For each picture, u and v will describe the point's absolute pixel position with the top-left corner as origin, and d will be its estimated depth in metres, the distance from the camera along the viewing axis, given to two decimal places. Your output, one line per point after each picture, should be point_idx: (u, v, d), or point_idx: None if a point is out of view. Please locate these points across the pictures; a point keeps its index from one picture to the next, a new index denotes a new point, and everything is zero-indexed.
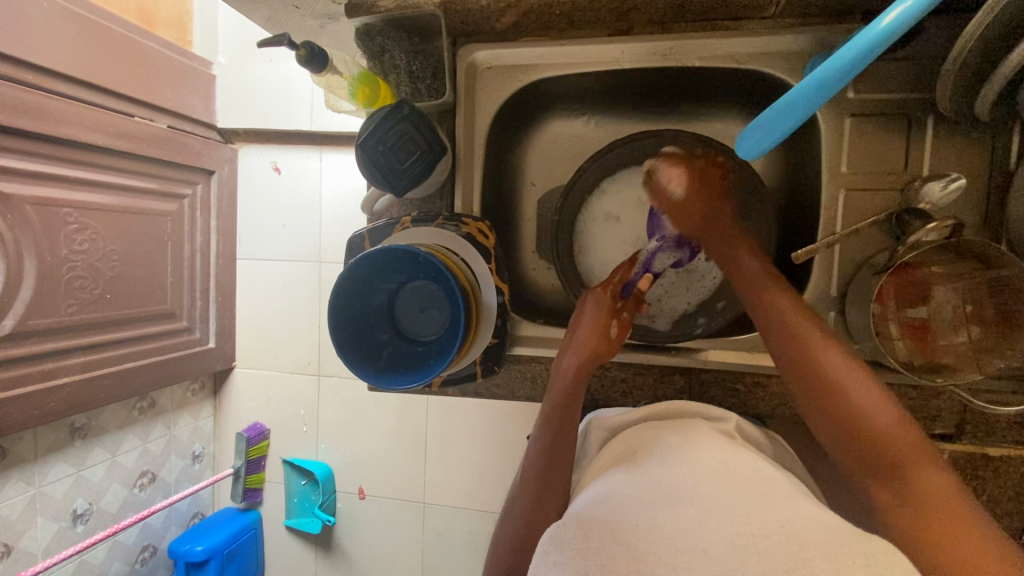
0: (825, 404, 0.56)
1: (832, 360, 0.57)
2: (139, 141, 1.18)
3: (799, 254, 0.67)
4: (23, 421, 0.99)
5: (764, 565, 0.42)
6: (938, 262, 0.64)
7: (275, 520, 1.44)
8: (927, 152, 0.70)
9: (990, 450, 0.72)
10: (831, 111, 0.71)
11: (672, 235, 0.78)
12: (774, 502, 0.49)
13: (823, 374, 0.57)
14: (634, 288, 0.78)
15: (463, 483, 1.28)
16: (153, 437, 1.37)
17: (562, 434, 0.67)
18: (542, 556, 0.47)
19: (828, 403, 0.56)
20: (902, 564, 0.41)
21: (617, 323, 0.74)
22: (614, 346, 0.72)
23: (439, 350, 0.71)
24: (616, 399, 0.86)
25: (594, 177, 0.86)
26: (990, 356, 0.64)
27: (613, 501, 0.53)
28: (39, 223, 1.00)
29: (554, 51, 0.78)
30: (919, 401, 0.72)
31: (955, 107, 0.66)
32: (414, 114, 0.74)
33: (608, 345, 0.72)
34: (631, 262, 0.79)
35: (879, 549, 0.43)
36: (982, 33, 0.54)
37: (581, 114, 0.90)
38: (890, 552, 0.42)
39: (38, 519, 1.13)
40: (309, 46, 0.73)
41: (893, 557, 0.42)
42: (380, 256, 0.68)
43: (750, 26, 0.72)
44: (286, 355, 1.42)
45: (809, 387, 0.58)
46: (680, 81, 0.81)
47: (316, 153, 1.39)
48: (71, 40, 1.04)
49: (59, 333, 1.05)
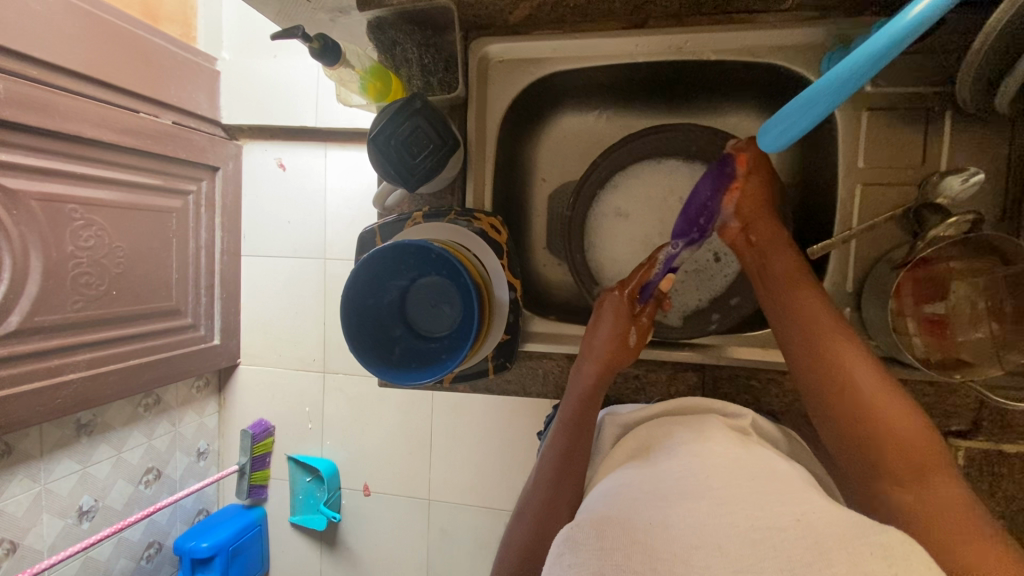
0: (847, 408, 0.56)
1: (855, 363, 0.57)
2: (144, 137, 1.17)
3: (814, 250, 0.66)
4: (28, 418, 0.98)
5: (783, 560, 0.42)
6: (956, 257, 0.64)
7: (279, 516, 1.44)
8: (946, 146, 0.69)
9: (1006, 446, 0.72)
10: (847, 106, 0.71)
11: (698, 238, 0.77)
12: (789, 497, 0.49)
13: (846, 375, 0.57)
14: (654, 289, 0.77)
15: (469, 480, 1.27)
16: (159, 433, 1.37)
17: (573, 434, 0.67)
18: (557, 557, 0.47)
19: (849, 406, 0.56)
20: (922, 559, 0.41)
21: (636, 331, 0.74)
22: (630, 354, 0.74)
23: (452, 345, 0.71)
24: (628, 395, 0.85)
25: (605, 175, 0.85)
26: (1010, 351, 0.63)
27: (629, 498, 0.52)
28: (45, 219, 1.00)
29: (566, 44, 0.77)
30: (934, 396, 0.72)
31: (976, 101, 0.65)
32: (426, 108, 0.73)
33: (624, 354, 0.73)
34: (652, 261, 0.78)
35: (897, 542, 0.43)
36: (1002, 26, 0.53)
37: (592, 109, 0.89)
38: (908, 544, 0.42)
39: (44, 515, 1.13)
40: (322, 39, 0.72)
41: (910, 550, 0.42)
42: (393, 251, 0.67)
43: (767, 19, 0.71)
44: (291, 351, 1.42)
45: (832, 389, 0.57)
46: (693, 74, 0.80)
47: (321, 150, 1.38)
48: (76, 35, 1.04)
49: (64, 330, 1.04)
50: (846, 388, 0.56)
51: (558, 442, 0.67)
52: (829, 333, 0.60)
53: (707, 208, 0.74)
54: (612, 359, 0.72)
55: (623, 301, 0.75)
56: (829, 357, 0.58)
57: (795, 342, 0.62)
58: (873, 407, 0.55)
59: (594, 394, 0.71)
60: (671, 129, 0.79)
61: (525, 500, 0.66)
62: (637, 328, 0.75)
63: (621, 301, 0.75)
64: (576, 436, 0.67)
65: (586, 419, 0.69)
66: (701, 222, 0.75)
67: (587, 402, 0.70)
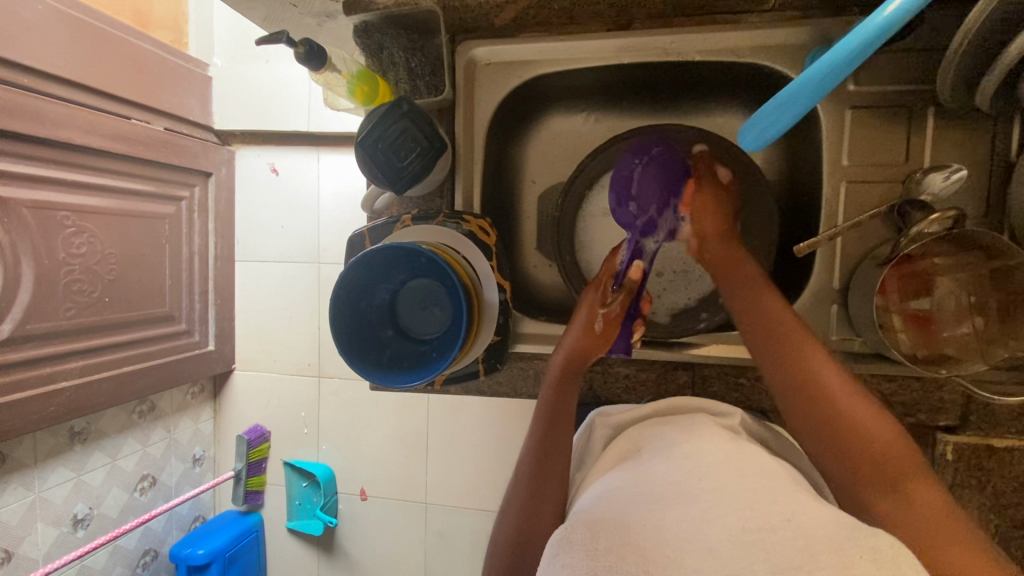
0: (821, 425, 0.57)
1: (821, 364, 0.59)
2: (136, 143, 1.17)
3: (801, 247, 0.67)
4: (21, 426, 0.98)
5: (773, 562, 0.42)
6: (942, 253, 0.64)
7: (276, 522, 1.44)
8: (928, 143, 0.70)
9: (994, 441, 0.71)
10: (831, 103, 0.72)
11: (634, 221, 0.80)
12: (781, 496, 0.50)
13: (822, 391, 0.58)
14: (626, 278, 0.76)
15: (464, 482, 1.27)
16: (154, 440, 1.36)
17: (557, 438, 0.67)
18: (551, 559, 0.47)
19: (829, 419, 0.57)
20: (913, 562, 0.42)
21: (603, 316, 0.73)
22: (602, 340, 0.73)
23: (443, 346, 0.70)
24: (619, 395, 0.85)
25: (594, 174, 0.85)
26: (994, 346, 0.64)
27: (619, 501, 0.53)
28: (37, 227, 1.00)
29: (552, 47, 0.78)
30: (921, 391, 0.72)
31: (956, 99, 0.66)
32: (413, 110, 0.74)
33: (596, 347, 0.73)
34: (615, 252, 0.78)
35: (890, 545, 0.43)
36: (990, 13, 0.52)
37: (581, 110, 0.89)
38: (901, 549, 0.43)
39: (38, 524, 1.13)
40: (307, 42, 0.73)
41: (902, 552, 0.43)
42: (382, 254, 0.67)
43: (750, 20, 0.71)
44: (286, 356, 1.41)
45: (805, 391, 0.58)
46: (680, 75, 0.81)
47: (314, 154, 1.39)
48: (65, 43, 1.03)
49: (57, 337, 1.04)
50: (822, 399, 0.57)
51: (534, 439, 0.67)
52: (804, 347, 0.61)
53: (636, 193, 0.81)
54: (580, 350, 0.72)
55: (593, 292, 0.75)
56: (805, 374, 0.59)
57: (766, 346, 0.63)
58: (850, 418, 0.56)
59: (563, 387, 0.70)
60: (659, 130, 0.79)
61: (509, 490, 0.67)
62: (600, 315, 0.73)
63: (591, 292, 0.76)
64: (550, 434, 0.67)
65: (557, 418, 0.68)
66: (631, 207, 0.81)
67: (554, 406, 0.69)
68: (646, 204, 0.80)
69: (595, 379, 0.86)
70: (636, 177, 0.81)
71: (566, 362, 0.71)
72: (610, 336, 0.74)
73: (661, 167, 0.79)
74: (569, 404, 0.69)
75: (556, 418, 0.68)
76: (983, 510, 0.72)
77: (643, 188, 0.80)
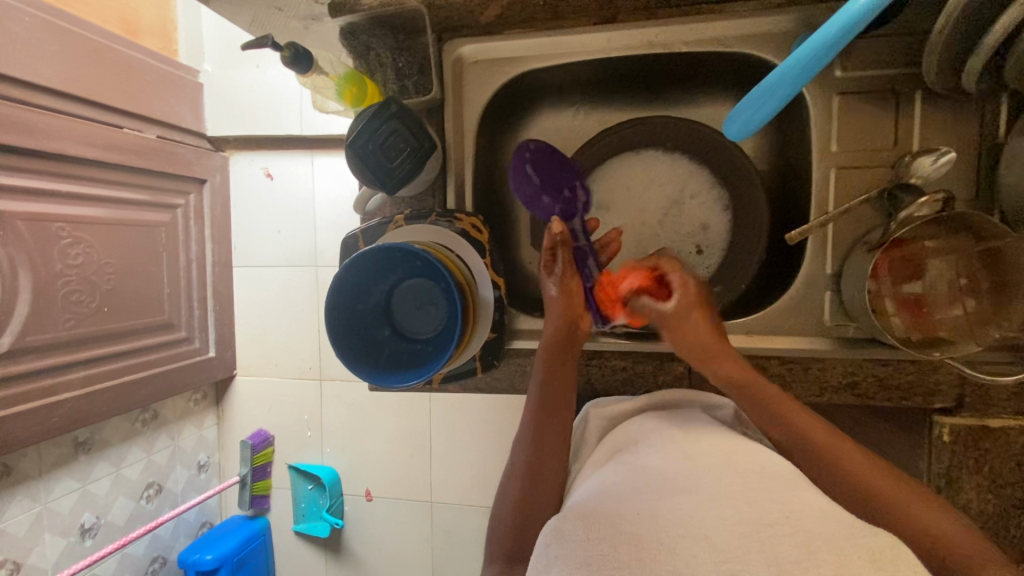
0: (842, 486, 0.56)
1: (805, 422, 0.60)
2: (129, 153, 1.17)
3: (791, 235, 0.68)
4: (25, 438, 0.99)
5: (770, 555, 0.42)
6: (931, 237, 0.65)
7: (283, 524, 1.45)
8: (916, 124, 0.70)
9: (990, 421, 0.71)
10: (818, 89, 0.72)
11: (543, 203, 0.79)
12: (778, 490, 0.50)
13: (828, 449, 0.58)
14: (558, 239, 0.71)
15: (468, 478, 1.28)
16: (158, 448, 1.37)
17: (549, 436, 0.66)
18: (544, 548, 0.47)
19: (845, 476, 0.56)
20: (907, 558, 0.42)
21: (563, 288, 0.72)
22: (575, 318, 0.71)
23: (441, 344, 0.71)
24: (616, 388, 0.81)
25: (601, 153, 0.89)
26: (987, 327, 0.63)
27: (617, 493, 0.53)
28: (33, 239, 1.00)
29: (539, 42, 0.78)
30: (916, 374, 0.71)
31: (942, 82, 0.66)
32: (401, 111, 0.74)
33: (575, 304, 0.71)
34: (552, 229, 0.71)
35: (886, 544, 0.44)
36: None
37: (571, 105, 0.90)
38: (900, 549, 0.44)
39: (46, 535, 1.13)
40: (293, 47, 0.75)
41: (898, 551, 0.43)
42: (375, 255, 0.67)
43: (736, 9, 0.71)
44: (286, 360, 1.42)
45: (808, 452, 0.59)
46: (667, 67, 0.81)
47: (307, 158, 1.38)
48: (54, 55, 1.03)
49: (56, 349, 1.05)
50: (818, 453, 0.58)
51: (525, 440, 0.67)
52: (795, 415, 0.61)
53: (536, 189, 0.78)
54: (561, 322, 0.70)
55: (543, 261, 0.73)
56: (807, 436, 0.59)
57: (761, 418, 0.63)
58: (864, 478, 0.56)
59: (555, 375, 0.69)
60: (636, 125, 0.87)
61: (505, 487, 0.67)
62: (556, 279, 0.73)
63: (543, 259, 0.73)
64: (539, 437, 0.66)
65: (550, 413, 0.67)
66: (545, 201, 0.79)
67: (547, 384, 0.68)
68: (553, 192, 0.80)
69: (591, 374, 0.82)
70: (533, 174, 0.78)
71: (556, 335, 0.70)
72: (577, 309, 0.71)
73: (546, 159, 0.79)
74: (566, 399, 0.69)
75: (553, 408, 0.68)
76: (982, 492, 0.72)
77: (542, 179, 0.78)
